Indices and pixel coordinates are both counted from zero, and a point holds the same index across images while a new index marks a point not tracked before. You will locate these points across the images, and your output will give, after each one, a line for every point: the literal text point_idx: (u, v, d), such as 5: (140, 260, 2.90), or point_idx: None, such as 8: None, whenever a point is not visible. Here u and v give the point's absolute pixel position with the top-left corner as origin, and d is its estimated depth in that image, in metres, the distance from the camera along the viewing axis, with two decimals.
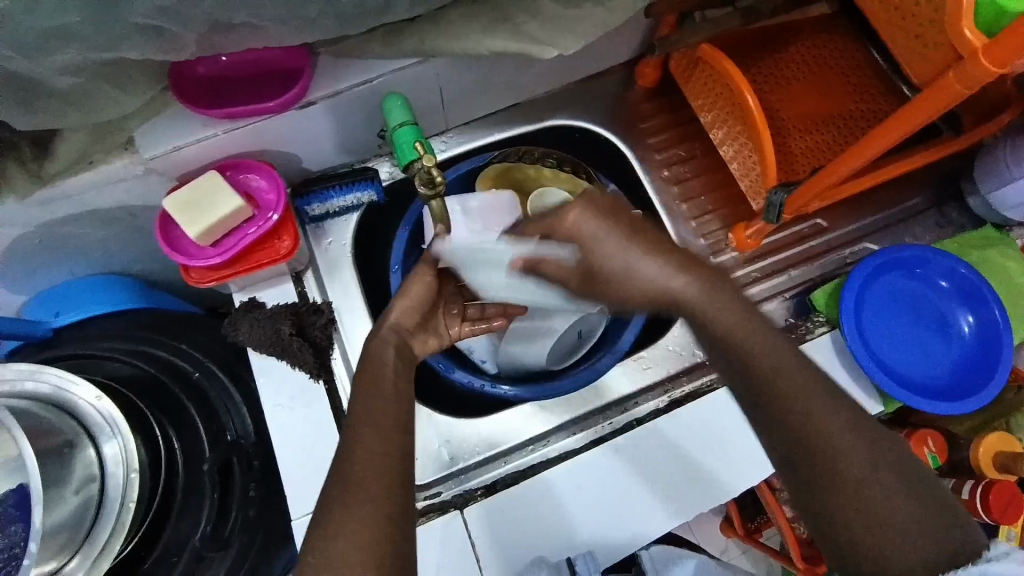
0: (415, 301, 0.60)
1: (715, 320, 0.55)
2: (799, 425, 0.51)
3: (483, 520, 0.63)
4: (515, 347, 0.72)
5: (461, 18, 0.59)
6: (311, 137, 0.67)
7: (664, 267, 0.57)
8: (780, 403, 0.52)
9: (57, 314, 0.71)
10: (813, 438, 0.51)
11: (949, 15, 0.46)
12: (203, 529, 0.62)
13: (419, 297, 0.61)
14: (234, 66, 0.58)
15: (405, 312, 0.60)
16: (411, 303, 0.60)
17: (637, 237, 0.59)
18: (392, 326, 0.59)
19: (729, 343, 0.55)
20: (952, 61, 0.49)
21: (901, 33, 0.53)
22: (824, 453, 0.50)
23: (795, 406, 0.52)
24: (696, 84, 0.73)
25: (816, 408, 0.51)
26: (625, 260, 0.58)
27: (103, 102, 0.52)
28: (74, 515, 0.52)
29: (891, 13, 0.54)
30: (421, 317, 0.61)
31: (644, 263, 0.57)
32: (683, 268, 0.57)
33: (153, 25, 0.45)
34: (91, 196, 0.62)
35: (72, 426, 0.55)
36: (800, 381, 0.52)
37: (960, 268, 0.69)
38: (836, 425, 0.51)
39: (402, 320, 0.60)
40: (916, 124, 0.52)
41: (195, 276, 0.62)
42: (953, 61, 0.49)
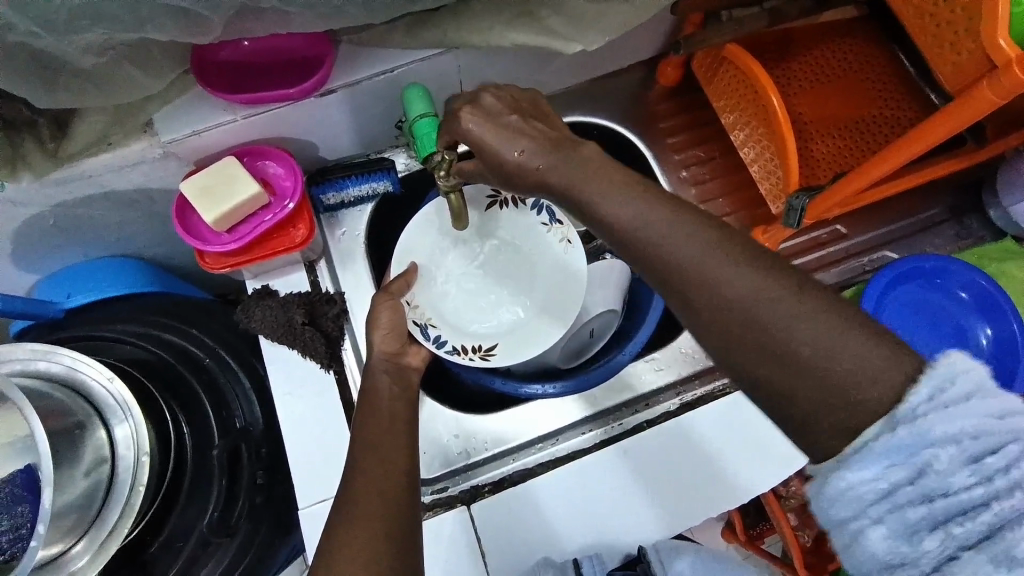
0: (390, 328, 0.63)
1: (582, 194, 0.46)
2: None
3: (489, 517, 0.63)
4: (521, 355, 0.67)
5: (483, 11, 0.59)
6: (330, 126, 0.66)
7: (525, 140, 0.49)
8: None
9: (69, 295, 0.71)
10: None
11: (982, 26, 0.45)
12: (211, 514, 0.62)
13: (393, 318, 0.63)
14: (257, 51, 0.58)
15: (385, 340, 0.63)
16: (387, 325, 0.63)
17: (522, 124, 0.50)
18: (383, 357, 0.62)
19: (598, 216, 0.46)
20: (980, 72, 0.46)
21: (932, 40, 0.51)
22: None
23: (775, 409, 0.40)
24: (718, 85, 0.72)
25: (827, 345, 0.39)
26: (502, 143, 0.49)
27: (123, 83, 0.52)
28: (83, 496, 0.52)
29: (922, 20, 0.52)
30: (402, 340, 0.63)
31: (515, 148, 0.49)
32: (547, 147, 0.49)
33: (181, 8, 0.45)
34: (108, 178, 0.62)
35: (83, 407, 0.55)
36: (859, 367, 0.38)
37: (981, 280, 0.67)
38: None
39: (385, 348, 0.62)
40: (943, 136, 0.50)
41: (210, 261, 0.61)
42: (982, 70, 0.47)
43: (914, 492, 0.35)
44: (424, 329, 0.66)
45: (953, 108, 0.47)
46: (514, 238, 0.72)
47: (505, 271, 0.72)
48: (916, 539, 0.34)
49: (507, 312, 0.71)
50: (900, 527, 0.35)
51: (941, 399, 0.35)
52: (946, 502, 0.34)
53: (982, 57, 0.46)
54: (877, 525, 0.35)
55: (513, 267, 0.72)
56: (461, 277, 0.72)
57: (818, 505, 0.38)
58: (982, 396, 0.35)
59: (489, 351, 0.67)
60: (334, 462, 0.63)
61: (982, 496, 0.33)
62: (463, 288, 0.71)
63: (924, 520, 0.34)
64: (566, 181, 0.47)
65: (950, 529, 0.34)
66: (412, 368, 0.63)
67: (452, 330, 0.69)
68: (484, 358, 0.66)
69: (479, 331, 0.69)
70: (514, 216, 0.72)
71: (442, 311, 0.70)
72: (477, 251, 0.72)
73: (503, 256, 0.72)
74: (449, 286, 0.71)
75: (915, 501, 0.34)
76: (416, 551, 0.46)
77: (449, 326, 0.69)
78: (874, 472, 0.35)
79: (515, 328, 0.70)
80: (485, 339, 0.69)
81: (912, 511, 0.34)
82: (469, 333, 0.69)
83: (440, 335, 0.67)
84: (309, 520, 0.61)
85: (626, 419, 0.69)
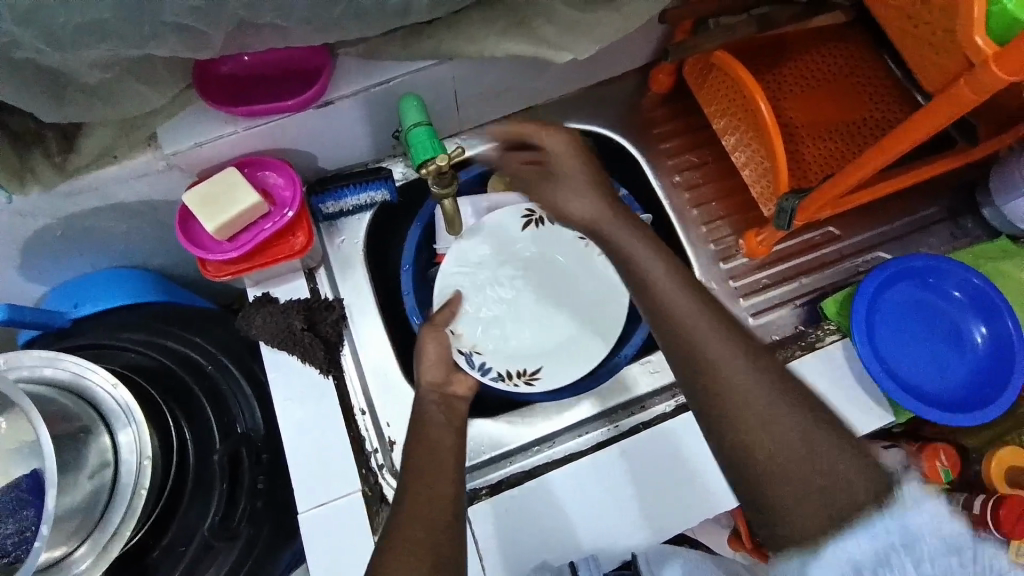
0: (437, 357, 0.66)
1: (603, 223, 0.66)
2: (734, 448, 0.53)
3: (486, 521, 0.62)
4: (559, 377, 0.70)
5: (478, 23, 0.61)
6: (329, 137, 0.68)
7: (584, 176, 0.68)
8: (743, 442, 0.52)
9: (77, 305, 0.72)
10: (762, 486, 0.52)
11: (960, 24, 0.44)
12: (211, 518, 0.63)
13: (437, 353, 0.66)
14: (258, 65, 0.60)
15: (431, 370, 0.65)
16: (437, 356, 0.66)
17: (582, 159, 0.69)
18: (430, 388, 0.64)
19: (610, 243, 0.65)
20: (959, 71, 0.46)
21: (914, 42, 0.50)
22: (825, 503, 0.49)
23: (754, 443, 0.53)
24: (709, 90, 0.74)
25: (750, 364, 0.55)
26: (569, 161, 0.68)
27: (129, 97, 0.54)
28: (86, 500, 0.53)
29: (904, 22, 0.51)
30: (448, 369, 0.66)
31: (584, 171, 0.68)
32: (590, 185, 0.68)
33: (182, 24, 0.47)
34: (113, 190, 0.63)
35: (89, 413, 0.56)
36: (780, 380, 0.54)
37: (974, 279, 0.68)
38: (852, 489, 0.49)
39: (432, 379, 0.65)
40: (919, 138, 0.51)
41: (212, 270, 0.63)
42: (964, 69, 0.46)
43: (907, 559, 0.44)
44: (468, 357, 0.69)
45: (936, 105, 0.47)
46: (543, 252, 0.76)
47: (538, 287, 0.75)
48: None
49: (545, 329, 0.73)
50: None
51: (926, 504, 0.46)
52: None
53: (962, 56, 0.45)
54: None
55: (545, 282, 0.75)
56: (497, 298, 0.74)
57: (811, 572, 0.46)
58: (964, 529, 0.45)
59: (533, 373, 0.71)
60: (334, 466, 0.64)
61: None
62: (502, 310, 0.74)
63: None
64: (595, 217, 0.67)
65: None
66: (458, 397, 0.65)
67: (497, 355, 0.71)
68: (529, 382, 0.70)
69: (522, 353, 0.72)
70: (542, 233, 0.76)
71: (485, 335, 0.72)
72: (512, 268, 0.75)
73: (534, 272, 0.75)
74: (487, 303, 0.73)
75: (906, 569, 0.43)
76: None
77: (492, 341, 0.72)
78: (871, 542, 0.45)
79: (558, 345, 0.72)
80: (528, 362, 0.72)
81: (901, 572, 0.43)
82: (513, 356, 0.72)
83: (485, 362, 0.70)
84: (308, 523, 0.62)
85: (622, 421, 0.69)
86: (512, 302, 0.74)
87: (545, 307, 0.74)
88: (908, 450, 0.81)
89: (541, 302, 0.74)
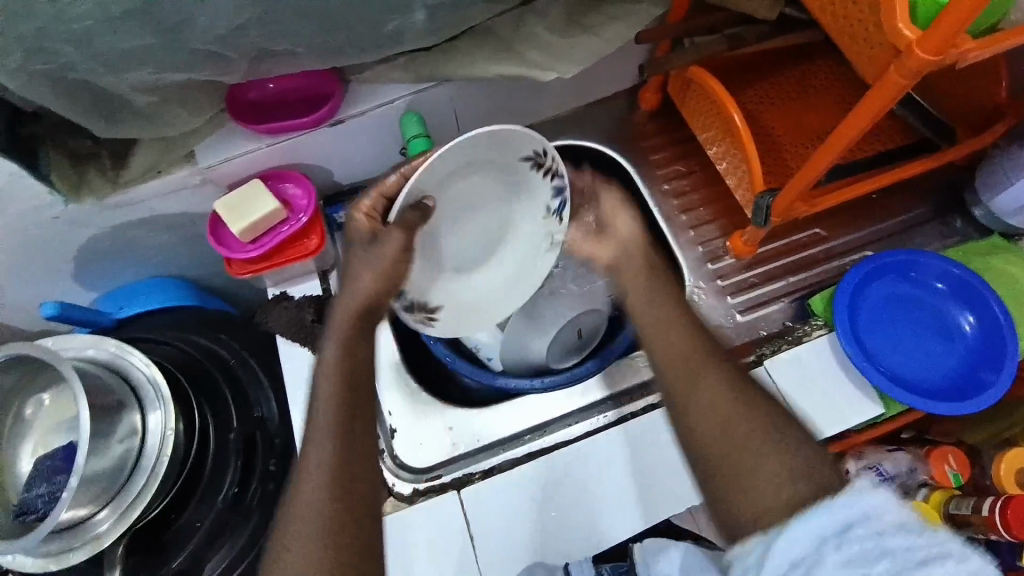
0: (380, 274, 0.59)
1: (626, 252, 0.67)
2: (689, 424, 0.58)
3: (478, 501, 0.67)
4: (456, 328, 0.72)
5: (470, 48, 0.69)
6: (342, 154, 0.77)
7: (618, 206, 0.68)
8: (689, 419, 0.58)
9: (120, 308, 0.82)
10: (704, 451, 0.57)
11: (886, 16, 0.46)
12: (229, 491, 0.69)
13: (376, 268, 0.58)
14: (279, 92, 0.70)
15: (371, 285, 0.59)
16: (372, 275, 0.59)
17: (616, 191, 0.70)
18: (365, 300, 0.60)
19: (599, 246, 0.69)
20: (890, 58, 0.49)
21: (848, 37, 0.52)
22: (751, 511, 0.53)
23: (710, 416, 0.58)
24: (690, 104, 0.79)
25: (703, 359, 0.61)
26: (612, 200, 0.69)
27: (170, 117, 0.64)
28: (112, 466, 0.60)
29: (835, 19, 0.53)
30: (387, 285, 0.60)
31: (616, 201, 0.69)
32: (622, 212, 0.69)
33: (212, 51, 0.56)
34: (156, 202, 0.73)
35: (123, 387, 0.63)
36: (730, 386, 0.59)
37: (954, 270, 0.69)
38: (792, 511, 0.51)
39: (370, 292, 0.60)
40: (862, 128, 0.53)
41: (236, 267, 0.71)
42: (889, 58, 0.49)
43: (862, 533, 0.44)
44: (405, 305, 0.67)
45: (876, 90, 0.49)
46: (510, 193, 0.69)
47: (484, 222, 0.69)
48: (866, 566, 0.42)
49: (461, 269, 0.71)
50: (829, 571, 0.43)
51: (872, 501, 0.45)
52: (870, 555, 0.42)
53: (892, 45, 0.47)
54: (827, 560, 0.44)
55: (493, 220, 0.70)
56: (435, 222, 0.65)
57: (772, 555, 0.46)
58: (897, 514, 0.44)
59: (424, 321, 0.70)
60: None
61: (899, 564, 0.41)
62: (443, 241, 0.67)
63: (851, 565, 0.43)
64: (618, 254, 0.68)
65: (893, 558, 0.41)
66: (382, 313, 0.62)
67: (415, 290, 0.67)
68: (428, 324, 0.70)
69: (430, 289, 0.69)
70: (531, 177, 0.67)
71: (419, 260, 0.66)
72: (475, 192, 0.66)
73: (492, 205, 0.68)
74: (441, 219, 0.65)
75: (860, 538, 0.44)
76: None
77: (421, 264, 0.66)
78: (823, 522, 0.46)
79: (460, 291, 0.72)
80: (435, 303, 0.70)
81: (857, 546, 0.43)
82: (425, 297, 0.69)
83: (409, 293, 0.67)
84: None
85: (611, 411, 0.73)
86: (458, 229, 0.67)
87: (481, 238, 0.70)
88: (914, 453, 0.80)
89: (477, 238, 0.70)
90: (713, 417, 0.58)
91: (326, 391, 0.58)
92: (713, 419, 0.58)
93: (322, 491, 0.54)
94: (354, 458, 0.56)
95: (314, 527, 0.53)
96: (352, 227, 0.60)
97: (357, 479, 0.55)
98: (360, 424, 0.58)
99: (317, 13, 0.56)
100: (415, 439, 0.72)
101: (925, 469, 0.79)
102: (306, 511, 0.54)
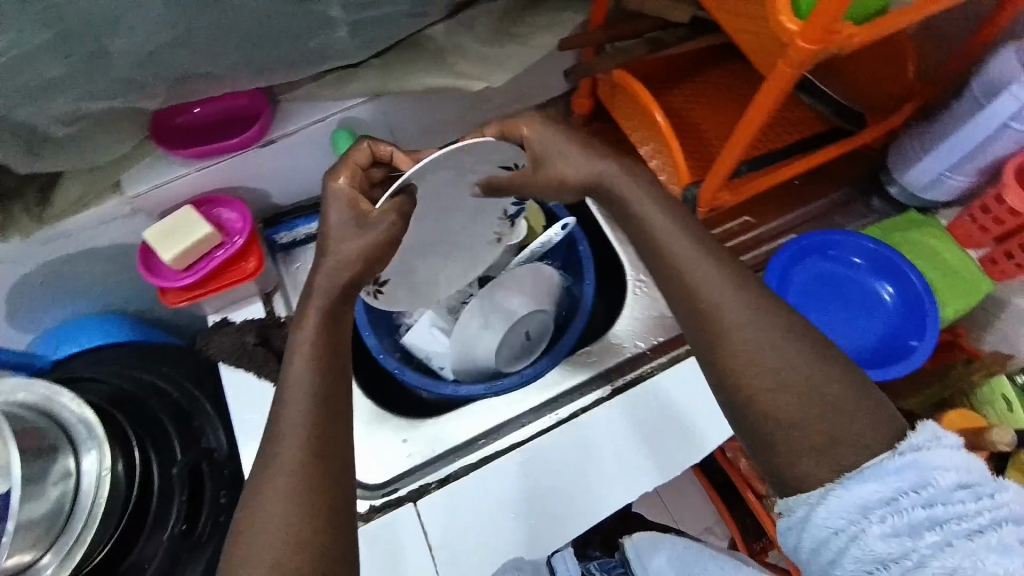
0: (356, 261, 0.56)
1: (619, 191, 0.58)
2: (730, 372, 0.51)
3: (434, 511, 0.67)
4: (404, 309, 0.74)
5: (399, 63, 0.71)
6: (279, 176, 0.76)
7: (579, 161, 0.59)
8: (732, 372, 0.51)
9: (59, 346, 0.78)
10: (747, 410, 0.50)
11: (769, 10, 0.49)
12: (174, 527, 0.67)
13: (363, 250, 0.56)
14: (206, 116, 0.70)
15: (329, 274, 0.56)
16: (358, 255, 0.56)
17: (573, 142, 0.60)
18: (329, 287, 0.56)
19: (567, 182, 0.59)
20: (779, 50, 0.52)
21: (742, 31, 0.55)
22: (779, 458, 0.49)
23: (751, 373, 0.50)
24: (616, 106, 0.82)
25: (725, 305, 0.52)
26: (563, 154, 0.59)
27: (95, 148, 0.63)
28: (50, 510, 0.58)
29: (730, 17, 0.56)
30: (365, 267, 0.57)
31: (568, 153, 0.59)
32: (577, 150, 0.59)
33: (130, 78, 0.56)
34: (86, 235, 0.71)
35: (54, 430, 0.61)
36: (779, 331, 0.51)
37: (868, 244, 0.73)
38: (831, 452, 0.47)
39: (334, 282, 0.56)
40: (764, 116, 0.56)
41: (171, 297, 0.70)
42: (778, 49, 0.52)
43: (917, 499, 0.43)
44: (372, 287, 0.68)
45: (770, 80, 0.52)
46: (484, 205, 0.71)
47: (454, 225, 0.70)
48: (916, 535, 0.42)
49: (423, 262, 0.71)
50: (900, 525, 0.43)
51: (935, 445, 0.45)
52: (944, 508, 0.43)
53: (778, 37, 0.50)
54: (879, 526, 0.43)
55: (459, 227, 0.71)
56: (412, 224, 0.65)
57: (821, 514, 0.46)
58: (958, 466, 0.45)
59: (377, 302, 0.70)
60: None
61: (974, 509, 0.42)
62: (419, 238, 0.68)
63: (924, 521, 0.43)
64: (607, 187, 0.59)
65: (945, 526, 0.42)
66: (348, 315, 0.58)
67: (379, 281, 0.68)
68: (375, 297, 0.69)
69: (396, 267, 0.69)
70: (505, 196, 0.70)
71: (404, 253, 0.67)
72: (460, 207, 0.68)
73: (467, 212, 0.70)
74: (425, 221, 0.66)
75: (917, 505, 0.43)
76: (335, 507, 0.48)
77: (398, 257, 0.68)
78: (880, 485, 0.45)
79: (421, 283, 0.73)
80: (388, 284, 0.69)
81: (912, 514, 0.43)
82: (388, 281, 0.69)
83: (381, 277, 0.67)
84: None
85: (561, 409, 0.74)
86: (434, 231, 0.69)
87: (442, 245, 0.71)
88: None
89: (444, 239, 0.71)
90: (750, 369, 0.51)
91: (298, 378, 0.52)
92: (760, 375, 0.50)
93: (281, 510, 0.47)
94: (324, 451, 0.50)
95: (284, 529, 0.46)
96: (332, 195, 0.57)
97: (323, 480, 0.48)
98: (331, 421, 0.51)
99: (239, 34, 0.56)
100: (370, 455, 0.71)
101: None
102: (269, 518, 0.47)
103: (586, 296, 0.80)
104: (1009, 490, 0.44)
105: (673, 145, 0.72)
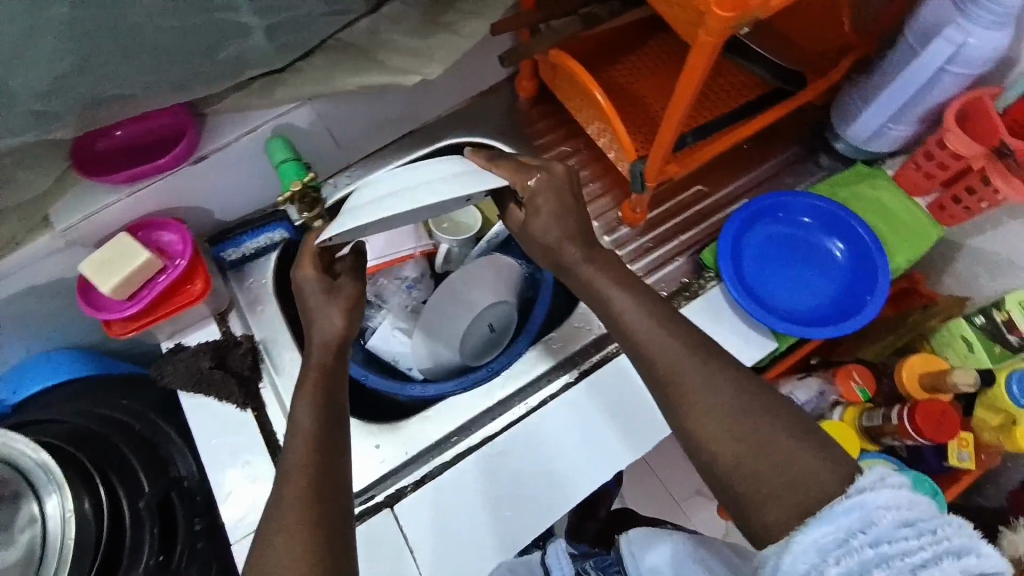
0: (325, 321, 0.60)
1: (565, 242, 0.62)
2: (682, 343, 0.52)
3: (414, 513, 0.67)
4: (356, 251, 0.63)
5: (328, 63, 0.68)
6: (218, 191, 0.74)
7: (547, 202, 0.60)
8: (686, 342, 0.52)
9: (16, 391, 0.76)
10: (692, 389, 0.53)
11: None
12: (149, 560, 0.66)
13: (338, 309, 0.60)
14: (130, 137, 0.67)
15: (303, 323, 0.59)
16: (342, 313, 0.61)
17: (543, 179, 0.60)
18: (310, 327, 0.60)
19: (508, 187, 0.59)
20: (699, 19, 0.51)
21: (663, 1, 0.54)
22: (733, 423, 0.51)
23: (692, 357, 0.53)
24: (556, 86, 0.81)
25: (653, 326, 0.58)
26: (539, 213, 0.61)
27: (18, 185, 0.60)
28: (21, 557, 0.58)
29: None
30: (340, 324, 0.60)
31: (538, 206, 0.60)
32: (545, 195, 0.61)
33: (40, 110, 0.53)
34: (24, 274, 0.68)
35: (14, 476, 0.59)
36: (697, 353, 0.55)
37: (816, 202, 0.74)
38: (771, 414, 0.51)
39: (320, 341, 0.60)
40: (695, 87, 0.56)
41: (117, 328, 0.68)
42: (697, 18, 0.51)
43: (864, 539, 0.41)
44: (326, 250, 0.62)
45: (695, 49, 0.51)
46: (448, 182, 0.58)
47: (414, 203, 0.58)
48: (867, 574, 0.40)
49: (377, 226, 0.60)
50: (853, 566, 0.41)
51: (879, 484, 0.44)
52: (890, 545, 0.40)
53: (697, 6, 0.49)
54: (834, 569, 0.41)
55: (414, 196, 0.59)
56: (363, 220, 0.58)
57: (785, 562, 0.43)
58: (903, 502, 0.43)
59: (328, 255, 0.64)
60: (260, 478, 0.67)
61: (917, 544, 0.40)
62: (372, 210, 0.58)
63: (872, 560, 0.40)
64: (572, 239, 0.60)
65: (892, 564, 0.40)
66: None
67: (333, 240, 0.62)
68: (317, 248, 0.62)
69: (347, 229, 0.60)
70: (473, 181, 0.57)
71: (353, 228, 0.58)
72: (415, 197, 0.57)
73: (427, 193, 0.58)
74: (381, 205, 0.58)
75: (865, 545, 0.41)
76: (313, 525, 0.48)
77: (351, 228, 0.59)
78: (833, 527, 0.43)
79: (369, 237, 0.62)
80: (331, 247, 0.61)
81: (862, 554, 0.41)
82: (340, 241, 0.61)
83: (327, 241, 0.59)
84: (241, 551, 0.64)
85: (531, 398, 0.73)
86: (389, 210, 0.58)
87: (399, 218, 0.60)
88: (824, 377, 0.85)
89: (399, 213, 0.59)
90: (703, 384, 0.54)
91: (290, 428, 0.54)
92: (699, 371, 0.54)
93: None
94: None
95: None
96: (301, 288, 0.61)
97: None
98: None
99: (147, 53, 0.54)
100: None
101: (835, 390, 0.84)
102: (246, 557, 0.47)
103: (544, 292, 0.81)
104: (957, 523, 0.41)
105: (615, 122, 0.71)
